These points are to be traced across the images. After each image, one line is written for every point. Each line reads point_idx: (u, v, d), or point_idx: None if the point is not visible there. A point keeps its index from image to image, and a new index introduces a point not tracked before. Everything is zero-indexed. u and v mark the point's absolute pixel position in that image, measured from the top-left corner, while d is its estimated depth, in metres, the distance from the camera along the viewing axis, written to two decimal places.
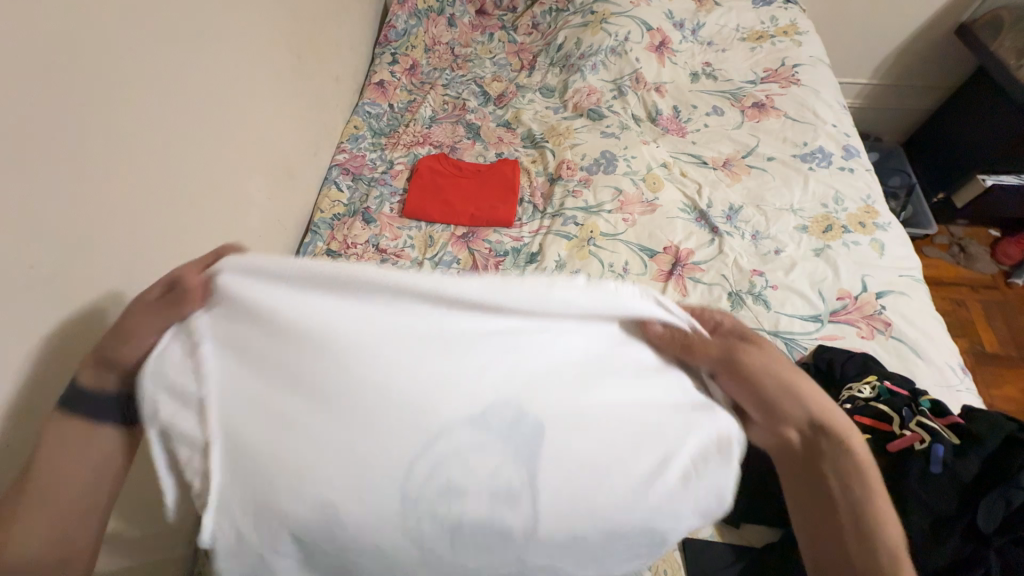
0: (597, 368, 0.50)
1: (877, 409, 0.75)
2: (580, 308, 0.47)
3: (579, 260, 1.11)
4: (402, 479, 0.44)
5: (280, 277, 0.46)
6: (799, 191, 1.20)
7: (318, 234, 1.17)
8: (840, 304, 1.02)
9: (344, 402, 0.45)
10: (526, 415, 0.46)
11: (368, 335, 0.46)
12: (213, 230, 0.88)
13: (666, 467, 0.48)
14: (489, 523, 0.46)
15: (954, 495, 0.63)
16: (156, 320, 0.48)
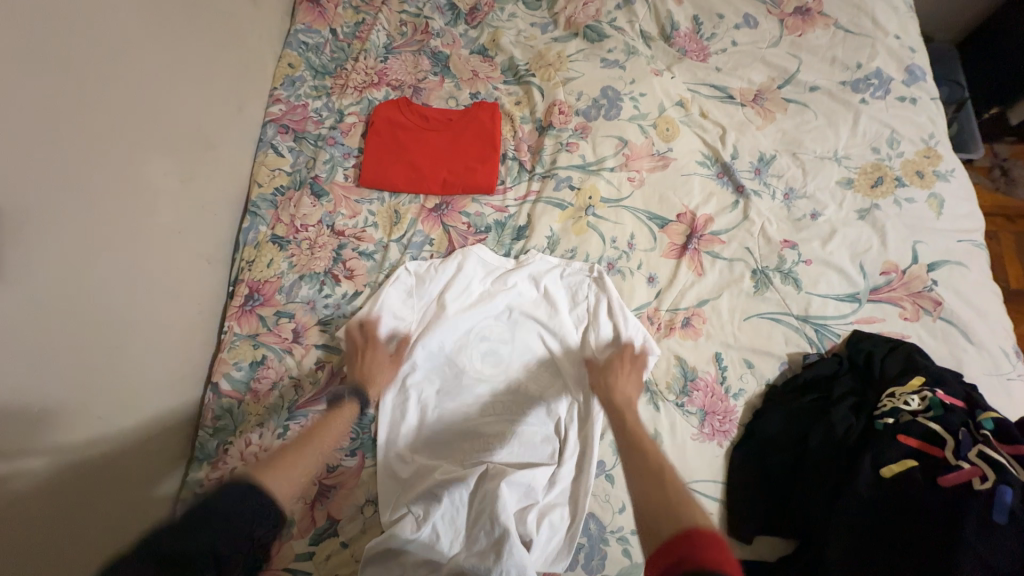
0: (539, 313, 0.91)
1: (927, 428, 0.64)
2: (532, 274, 0.92)
3: (575, 235, 0.94)
4: (472, 361, 0.88)
5: (434, 266, 0.92)
6: (846, 133, 0.97)
7: (258, 216, 0.96)
8: (884, 279, 0.87)
9: (454, 334, 0.89)
10: (515, 336, 0.90)
11: (461, 292, 0.91)
12: (106, 240, 0.70)
13: (574, 369, 0.87)
14: (510, 402, 0.85)
15: (1021, 553, 0.53)
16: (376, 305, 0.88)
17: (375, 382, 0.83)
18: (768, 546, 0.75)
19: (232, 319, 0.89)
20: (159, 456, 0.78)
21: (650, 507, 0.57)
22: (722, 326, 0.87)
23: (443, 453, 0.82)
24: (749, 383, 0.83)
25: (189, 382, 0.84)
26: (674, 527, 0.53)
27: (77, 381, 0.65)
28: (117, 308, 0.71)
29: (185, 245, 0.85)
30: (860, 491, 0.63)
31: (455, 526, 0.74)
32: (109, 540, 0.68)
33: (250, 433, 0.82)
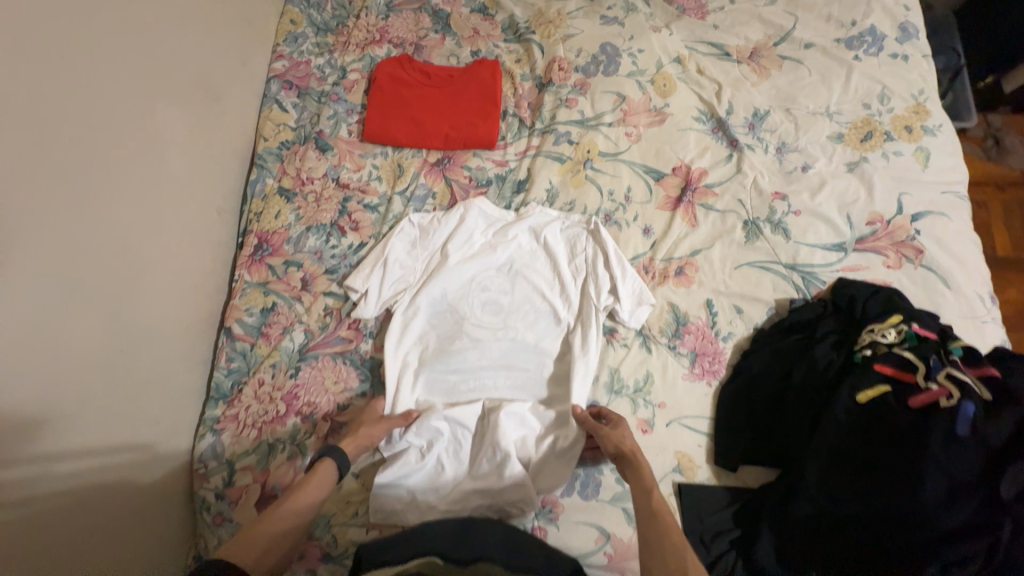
0: (537, 265, 0.94)
1: (901, 357, 0.69)
2: (531, 226, 0.95)
3: (574, 188, 0.97)
4: (472, 309, 0.92)
5: (437, 219, 0.95)
6: (839, 89, 0.99)
7: (265, 168, 0.99)
8: (869, 229, 0.90)
9: (455, 283, 0.93)
10: (514, 286, 0.93)
11: (463, 244, 0.94)
12: (119, 180, 0.72)
13: (572, 317, 0.90)
14: (509, 347, 0.89)
15: (980, 461, 0.58)
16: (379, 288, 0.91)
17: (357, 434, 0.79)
18: (752, 474, 0.80)
19: (243, 268, 0.92)
20: (177, 393, 0.82)
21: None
22: (714, 275, 0.91)
23: (443, 396, 0.87)
24: (738, 326, 0.88)
25: (201, 325, 0.88)
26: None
27: (98, 312, 0.68)
28: (131, 248, 0.74)
29: (194, 193, 0.87)
30: (837, 416, 0.67)
31: (457, 452, 0.82)
32: (128, 465, 0.72)
33: (264, 373, 0.86)
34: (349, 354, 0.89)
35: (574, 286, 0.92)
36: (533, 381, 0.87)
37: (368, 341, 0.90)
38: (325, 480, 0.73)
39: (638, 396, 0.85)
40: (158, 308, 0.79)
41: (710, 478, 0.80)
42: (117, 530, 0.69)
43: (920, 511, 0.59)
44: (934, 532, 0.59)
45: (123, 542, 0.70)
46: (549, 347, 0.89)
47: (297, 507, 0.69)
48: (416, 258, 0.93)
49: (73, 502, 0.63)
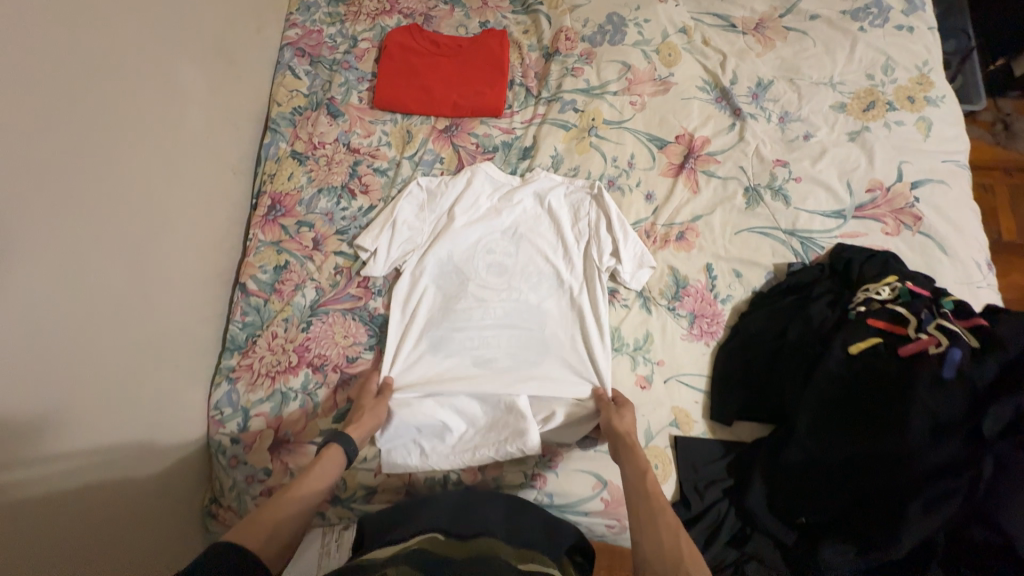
0: (540, 228, 0.96)
1: (894, 311, 0.70)
2: (536, 191, 0.97)
3: (578, 155, 0.99)
4: (475, 270, 0.94)
5: (444, 182, 0.98)
6: (843, 60, 1.00)
7: (278, 133, 1.02)
8: (869, 196, 0.92)
9: (460, 245, 0.96)
10: (518, 247, 0.96)
11: (469, 207, 0.97)
12: (144, 133, 0.76)
13: (572, 278, 0.93)
14: (511, 306, 0.92)
15: (966, 401, 0.61)
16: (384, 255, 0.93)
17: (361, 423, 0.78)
18: (747, 429, 0.82)
19: (257, 228, 0.96)
20: (196, 343, 0.86)
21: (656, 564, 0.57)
22: (714, 240, 0.93)
23: (446, 353, 0.90)
24: (737, 290, 0.90)
25: (217, 280, 0.92)
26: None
27: (126, 255, 0.72)
28: (156, 198, 0.77)
29: (211, 152, 0.90)
30: (830, 367, 0.70)
31: (467, 412, 0.84)
32: (156, 404, 0.76)
33: (278, 326, 0.90)
34: (358, 310, 0.92)
35: (575, 247, 0.94)
36: (534, 337, 0.90)
37: (376, 299, 0.93)
38: (333, 466, 0.71)
39: (637, 354, 0.87)
40: (179, 258, 0.82)
41: (706, 433, 0.82)
42: (144, 462, 0.73)
43: (905, 446, 0.62)
44: (923, 470, 0.61)
45: (147, 474, 0.74)
46: (551, 306, 0.92)
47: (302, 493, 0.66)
48: (422, 222, 0.96)
49: (108, 430, 0.67)
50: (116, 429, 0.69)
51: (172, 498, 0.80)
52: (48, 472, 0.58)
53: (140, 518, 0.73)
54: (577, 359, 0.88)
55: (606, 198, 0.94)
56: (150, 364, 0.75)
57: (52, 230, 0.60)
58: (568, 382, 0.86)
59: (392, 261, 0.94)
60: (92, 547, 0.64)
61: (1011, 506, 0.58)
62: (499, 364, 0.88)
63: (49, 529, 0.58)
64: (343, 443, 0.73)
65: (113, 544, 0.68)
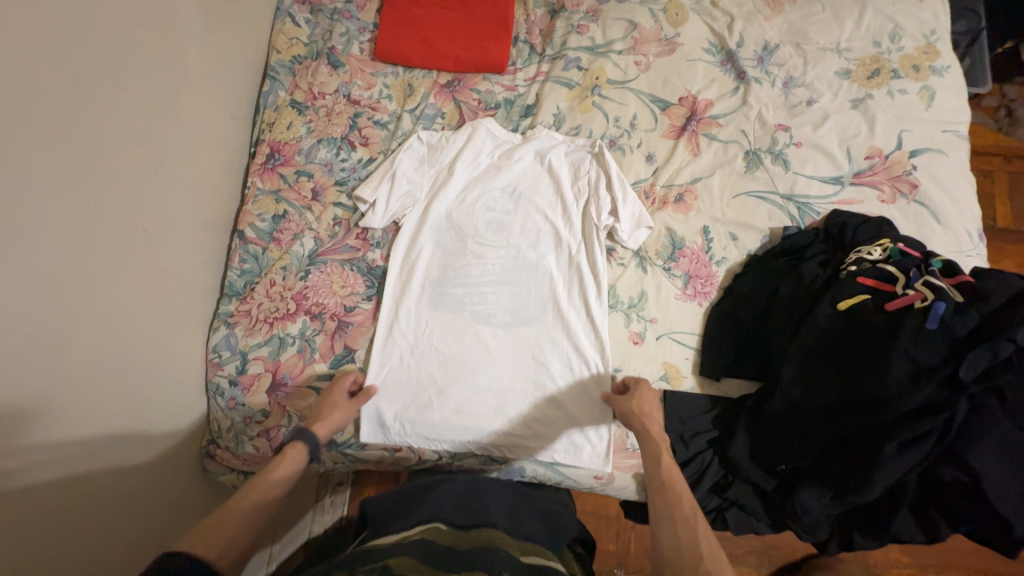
0: (538, 186, 0.96)
1: (884, 270, 0.73)
2: (536, 148, 0.97)
3: (580, 114, 0.98)
4: (473, 225, 0.94)
5: (445, 138, 0.97)
6: (851, 26, 0.99)
7: (277, 81, 1.00)
8: (867, 163, 0.92)
9: (458, 202, 0.95)
10: (517, 205, 0.95)
11: (469, 164, 0.96)
12: (139, 68, 0.75)
13: (569, 236, 0.93)
14: (508, 264, 0.92)
15: (946, 350, 0.62)
16: (381, 209, 0.93)
17: (327, 418, 0.77)
18: (734, 386, 0.84)
19: (256, 175, 0.95)
20: (194, 286, 0.87)
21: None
22: (712, 203, 0.93)
23: (442, 308, 0.90)
24: (732, 253, 0.91)
25: (217, 225, 0.92)
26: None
27: (121, 191, 0.72)
28: (154, 135, 0.78)
29: (208, 95, 0.89)
30: (817, 323, 0.73)
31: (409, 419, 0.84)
32: (152, 339, 0.78)
33: (275, 274, 0.90)
34: (356, 261, 0.93)
35: (574, 207, 0.94)
36: (531, 295, 0.90)
37: (374, 251, 0.94)
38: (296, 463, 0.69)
39: (631, 312, 0.89)
40: (178, 199, 0.83)
41: (695, 388, 0.84)
42: (141, 394, 0.76)
43: (882, 392, 0.64)
44: (895, 414, 0.64)
45: (147, 406, 0.77)
46: (547, 264, 0.92)
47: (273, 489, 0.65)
48: (420, 175, 0.95)
49: (105, 356, 0.69)
50: (113, 358, 0.71)
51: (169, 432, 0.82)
52: (44, 391, 0.60)
53: (137, 446, 0.75)
54: (574, 315, 0.89)
55: (604, 158, 0.94)
56: (145, 299, 0.76)
57: (40, 155, 0.61)
58: (563, 341, 0.87)
59: (389, 215, 0.94)
60: (85, 466, 0.66)
61: (979, 446, 0.62)
62: (497, 319, 0.89)
63: (46, 441, 0.60)
64: (303, 440, 0.72)
65: (108, 466, 0.69)
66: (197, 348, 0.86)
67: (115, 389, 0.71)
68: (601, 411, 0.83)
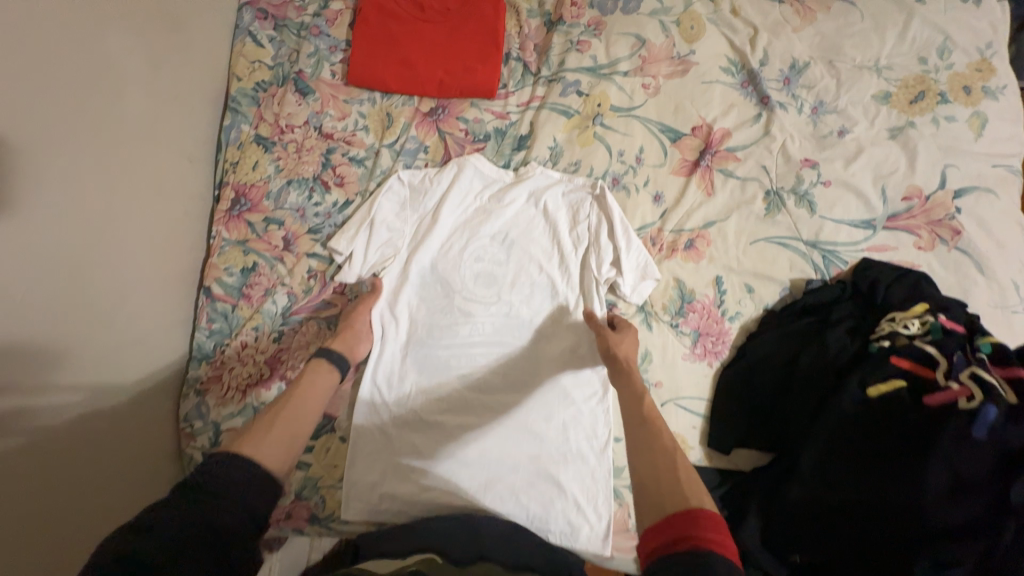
0: (532, 230, 0.87)
1: (923, 351, 0.64)
2: (531, 188, 0.87)
3: (580, 147, 0.87)
4: (462, 279, 0.86)
5: (428, 178, 0.87)
6: (893, 39, 0.86)
7: (239, 113, 0.89)
8: (905, 205, 0.82)
9: (444, 251, 0.87)
10: (510, 254, 0.86)
11: (455, 207, 0.87)
12: (75, 125, 0.64)
13: (566, 293, 0.85)
14: (500, 322, 0.85)
15: (994, 462, 0.55)
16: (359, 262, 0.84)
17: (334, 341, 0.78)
18: (746, 457, 0.78)
19: (220, 224, 0.86)
20: (160, 358, 0.78)
21: (646, 493, 0.54)
22: (726, 250, 0.84)
23: (428, 372, 0.83)
24: (747, 307, 0.82)
25: (183, 282, 0.83)
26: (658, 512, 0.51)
27: (67, 274, 0.62)
28: (97, 195, 0.67)
29: (161, 135, 0.78)
30: (842, 408, 0.65)
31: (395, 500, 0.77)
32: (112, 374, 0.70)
33: (247, 336, 0.83)
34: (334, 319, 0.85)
35: (575, 257, 0.85)
36: (524, 359, 0.83)
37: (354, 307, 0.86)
38: (318, 381, 0.70)
39: None
40: (136, 264, 0.73)
41: (703, 459, 0.77)
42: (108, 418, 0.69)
43: (916, 501, 0.57)
44: (930, 528, 0.56)
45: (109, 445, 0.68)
46: (543, 323, 0.85)
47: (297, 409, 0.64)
48: (401, 221, 0.86)
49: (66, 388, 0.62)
50: (74, 427, 0.63)
51: (151, 488, 0.74)
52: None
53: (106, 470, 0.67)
54: (572, 381, 0.82)
55: (607, 199, 0.84)
56: (104, 368, 0.68)
57: None
58: (560, 410, 0.81)
59: (369, 268, 0.85)
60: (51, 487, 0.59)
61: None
62: (488, 384, 0.83)
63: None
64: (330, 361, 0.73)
65: (82, 529, 0.62)
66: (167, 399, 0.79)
67: (73, 440, 0.63)
68: (600, 486, 0.77)
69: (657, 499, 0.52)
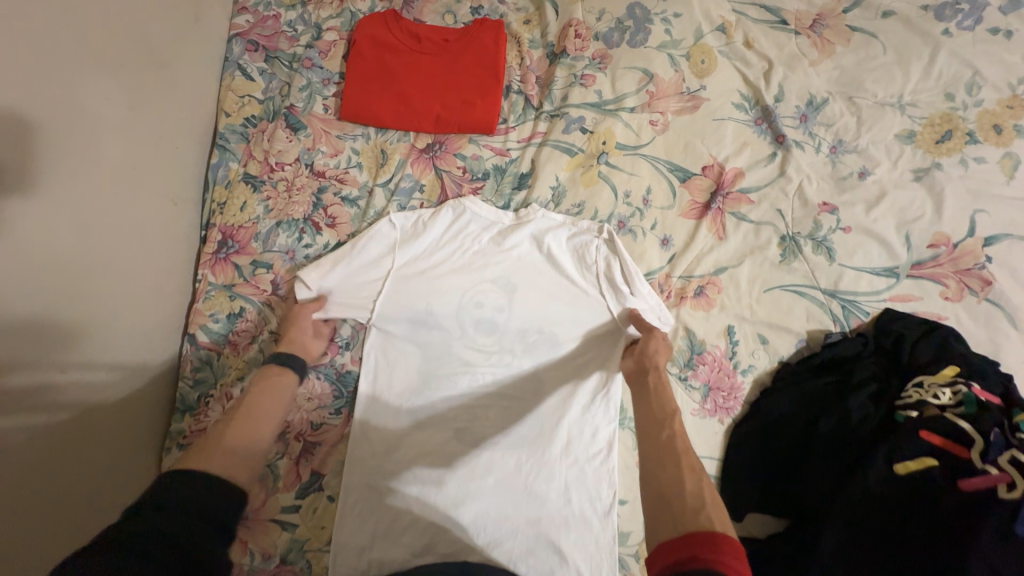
0: (535, 274, 0.82)
1: (956, 426, 0.59)
2: (532, 231, 0.82)
3: (583, 188, 0.83)
4: (460, 326, 0.82)
5: (423, 218, 0.83)
6: (917, 74, 0.80)
7: (228, 150, 0.85)
8: (930, 253, 0.76)
9: (441, 296, 0.82)
10: (511, 299, 0.82)
11: (453, 250, 0.83)
12: (46, 178, 0.60)
13: (567, 342, 0.81)
14: (500, 372, 0.81)
15: None
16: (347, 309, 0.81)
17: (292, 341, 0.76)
18: (760, 525, 0.72)
19: (206, 268, 0.82)
20: (140, 414, 0.74)
21: (663, 508, 0.53)
22: (739, 298, 0.79)
23: (424, 425, 0.79)
24: (761, 359, 0.77)
25: (166, 330, 0.79)
26: (676, 524, 0.50)
27: (33, 340, 0.58)
28: (67, 251, 0.62)
29: (143, 179, 0.74)
30: (867, 486, 0.59)
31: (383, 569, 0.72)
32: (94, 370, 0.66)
33: (233, 387, 0.78)
34: (323, 367, 0.81)
35: (579, 302, 0.81)
36: (522, 414, 0.79)
37: (344, 354, 0.82)
38: (282, 392, 0.71)
39: None
40: (111, 320, 0.69)
41: None
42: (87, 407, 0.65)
43: None
44: None
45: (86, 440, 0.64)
46: (542, 374, 0.81)
47: (256, 420, 0.67)
48: (399, 264, 0.82)
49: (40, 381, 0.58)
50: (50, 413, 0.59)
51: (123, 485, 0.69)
52: None
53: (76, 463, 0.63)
54: (575, 435, 0.78)
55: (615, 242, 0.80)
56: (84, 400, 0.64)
57: None
58: (561, 466, 0.77)
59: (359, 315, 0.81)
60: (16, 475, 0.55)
61: None
62: (487, 440, 0.78)
63: None
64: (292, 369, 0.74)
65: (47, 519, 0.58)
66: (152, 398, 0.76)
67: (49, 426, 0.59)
68: (604, 551, 0.73)
69: (675, 516, 0.51)
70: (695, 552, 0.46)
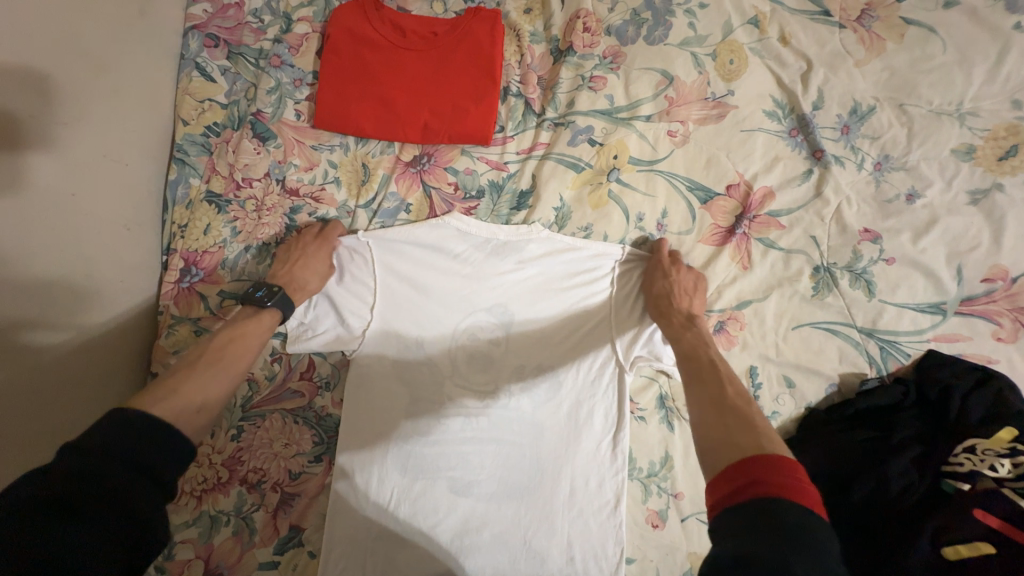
0: (535, 299, 0.74)
1: (1017, 506, 0.53)
2: (530, 254, 0.74)
3: (591, 208, 0.73)
4: (451, 360, 0.74)
5: (408, 238, 0.74)
6: (984, 76, 0.68)
7: (188, 163, 0.75)
8: (984, 288, 0.67)
9: (432, 325, 0.74)
10: (509, 331, 0.74)
11: (443, 274, 0.74)
12: None
13: (573, 380, 0.74)
14: (496, 412, 0.74)
15: None
16: (331, 342, 0.73)
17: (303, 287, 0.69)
18: None
19: (168, 299, 0.73)
20: None
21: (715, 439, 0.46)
22: (763, 336, 0.70)
23: (413, 472, 0.72)
24: (786, 405, 0.70)
25: (116, 375, 0.70)
26: (738, 452, 0.43)
27: None
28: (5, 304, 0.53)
29: (88, 208, 0.63)
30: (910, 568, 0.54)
31: None
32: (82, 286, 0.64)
33: None
34: (302, 411, 0.73)
35: (585, 333, 0.74)
36: (522, 463, 0.72)
37: (324, 395, 0.74)
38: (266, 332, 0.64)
39: (650, 482, 0.72)
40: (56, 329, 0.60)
41: None
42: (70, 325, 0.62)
43: None
44: None
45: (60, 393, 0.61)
46: (545, 414, 0.74)
47: (235, 361, 0.58)
48: (386, 294, 0.74)
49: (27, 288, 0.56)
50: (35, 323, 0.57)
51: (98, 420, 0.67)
52: None
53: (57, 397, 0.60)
54: (580, 484, 0.71)
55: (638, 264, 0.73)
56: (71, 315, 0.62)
57: None
58: (564, 517, 0.70)
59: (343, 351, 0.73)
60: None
61: None
62: (481, 490, 0.72)
63: None
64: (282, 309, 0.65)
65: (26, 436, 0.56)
66: (57, 399, 0.60)
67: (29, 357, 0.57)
68: None
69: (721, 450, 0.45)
70: (755, 479, 0.39)
